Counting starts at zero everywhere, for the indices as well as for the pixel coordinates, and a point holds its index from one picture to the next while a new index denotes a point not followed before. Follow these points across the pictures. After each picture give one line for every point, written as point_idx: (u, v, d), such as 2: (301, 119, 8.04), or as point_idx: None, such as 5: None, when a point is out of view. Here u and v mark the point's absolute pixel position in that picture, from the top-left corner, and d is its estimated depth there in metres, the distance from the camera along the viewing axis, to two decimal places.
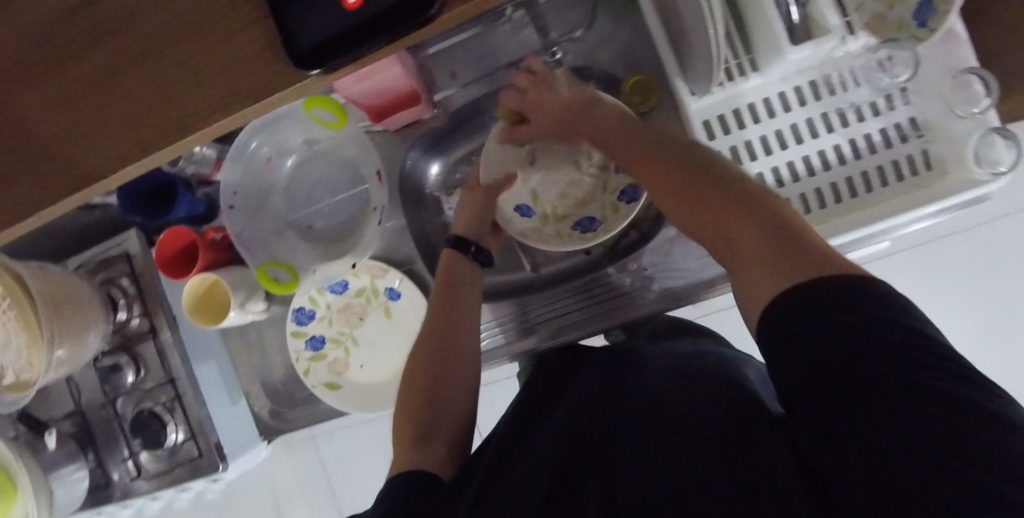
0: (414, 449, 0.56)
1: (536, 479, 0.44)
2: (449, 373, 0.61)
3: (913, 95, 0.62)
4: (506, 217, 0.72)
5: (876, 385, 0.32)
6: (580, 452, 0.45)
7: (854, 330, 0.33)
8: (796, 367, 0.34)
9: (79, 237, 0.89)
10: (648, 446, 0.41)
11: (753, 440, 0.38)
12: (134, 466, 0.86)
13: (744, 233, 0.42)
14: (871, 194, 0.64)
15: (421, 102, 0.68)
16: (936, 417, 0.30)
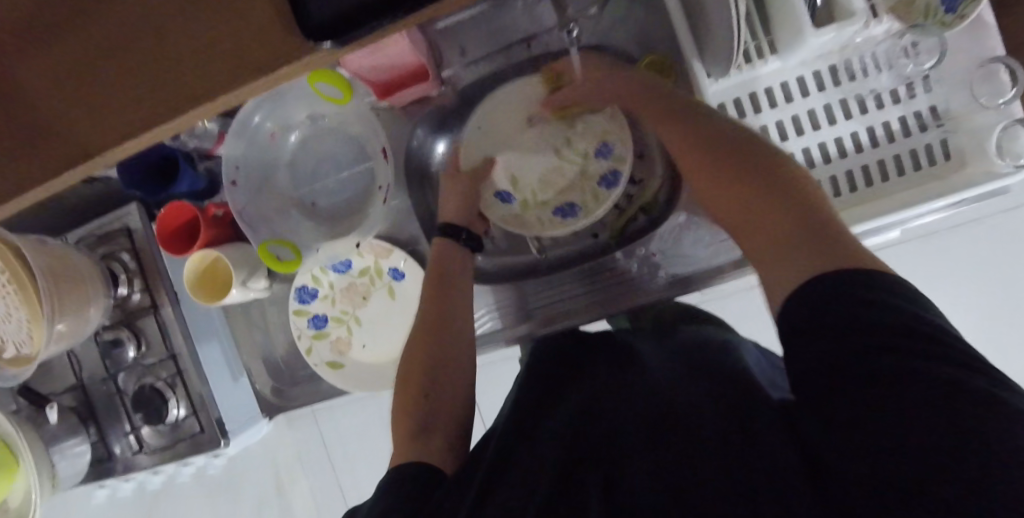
0: (412, 441, 0.53)
1: (536, 478, 0.42)
2: (449, 371, 0.60)
3: (935, 84, 0.61)
4: (487, 203, 0.72)
5: (893, 377, 0.32)
6: (580, 451, 0.43)
7: (867, 322, 0.34)
8: (809, 358, 0.36)
9: (78, 209, 0.88)
10: (653, 443, 0.40)
11: (758, 438, 0.37)
12: (135, 441, 0.86)
13: (773, 213, 0.44)
14: (887, 184, 0.62)
15: (428, 78, 0.66)
16: (948, 408, 0.30)
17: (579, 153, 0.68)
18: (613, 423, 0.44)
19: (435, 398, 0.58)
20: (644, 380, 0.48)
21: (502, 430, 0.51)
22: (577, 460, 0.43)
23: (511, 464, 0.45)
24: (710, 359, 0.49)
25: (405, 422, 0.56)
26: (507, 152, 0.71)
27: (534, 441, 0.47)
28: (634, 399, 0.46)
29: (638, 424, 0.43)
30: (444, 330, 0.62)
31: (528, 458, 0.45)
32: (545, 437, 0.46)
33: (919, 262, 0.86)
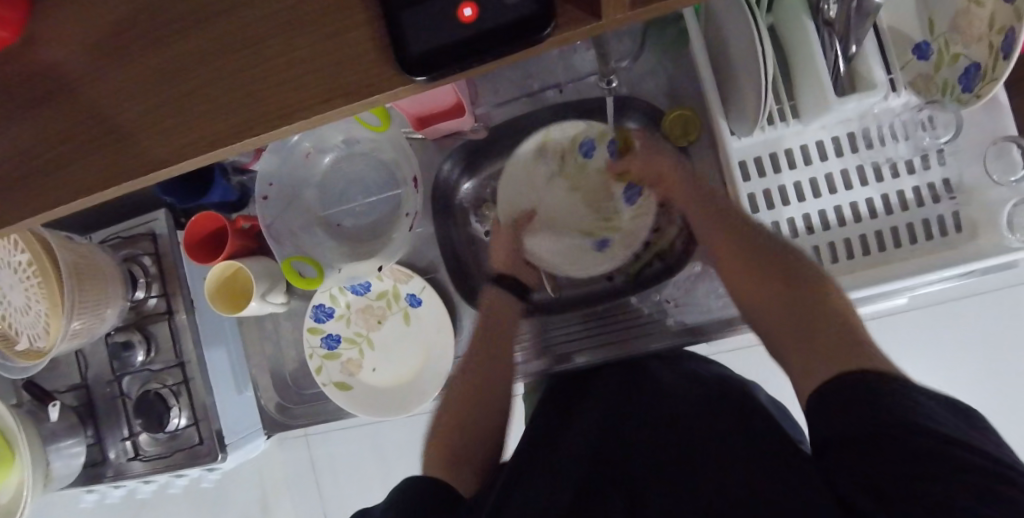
0: (447, 467, 0.60)
1: (558, 493, 0.47)
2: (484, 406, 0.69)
3: (949, 157, 0.63)
4: (598, 262, 0.75)
5: (884, 436, 0.35)
6: (600, 472, 0.49)
7: (863, 414, 0.37)
8: (835, 432, 0.38)
9: (106, 211, 0.90)
10: (670, 472, 0.45)
11: (768, 468, 0.41)
12: (132, 446, 0.85)
13: (827, 341, 0.50)
14: (901, 249, 0.64)
15: (464, 114, 0.69)
16: (925, 470, 0.32)
17: (566, 157, 0.74)
18: (627, 456, 0.49)
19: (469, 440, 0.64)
20: (663, 412, 0.52)
21: (521, 454, 0.55)
22: (579, 491, 0.47)
23: (519, 488, 0.49)
24: (726, 383, 0.54)
25: (443, 452, 0.62)
26: (557, 215, 0.76)
27: (547, 469, 0.50)
28: (648, 434, 0.50)
29: (650, 457, 0.48)
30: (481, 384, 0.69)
31: (541, 483, 0.49)
32: (555, 468, 0.50)
33: (926, 333, 0.87)
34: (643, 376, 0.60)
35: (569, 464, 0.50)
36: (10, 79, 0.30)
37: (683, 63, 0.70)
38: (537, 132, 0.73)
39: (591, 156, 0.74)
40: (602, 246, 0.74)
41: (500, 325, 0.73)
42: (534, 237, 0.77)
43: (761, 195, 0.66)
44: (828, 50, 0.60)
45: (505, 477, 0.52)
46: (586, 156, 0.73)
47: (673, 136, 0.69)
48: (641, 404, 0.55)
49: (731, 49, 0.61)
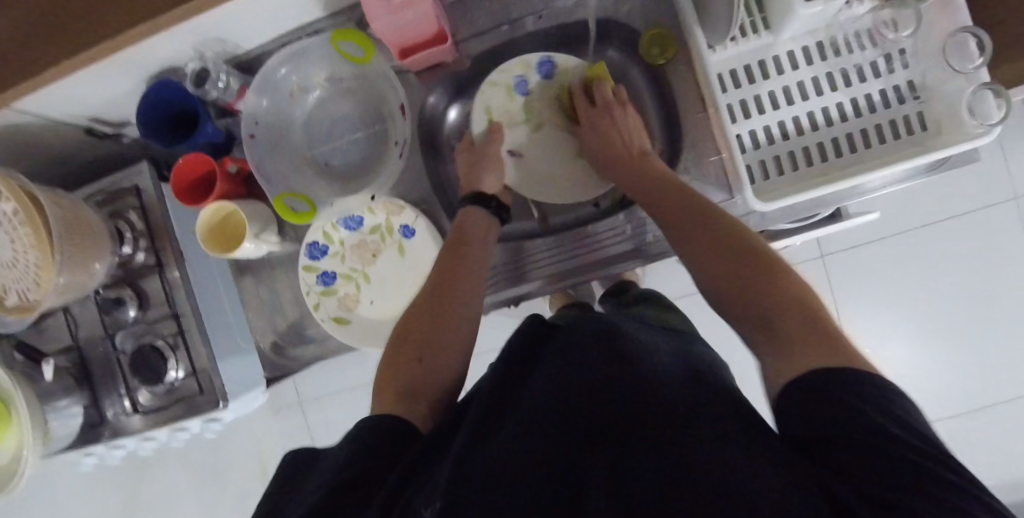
0: (394, 396, 0.55)
1: (530, 474, 0.41)
2: (444, 327, 0.61)
3: (911, 58, 0.65)
4: None
5: (854, 440, 0.35)
6: (571, 447, 0.43)
7: (845, 412, 0.36)
8: (808, 425, 0.38)
9: (88, 169, 0.88)
10: (654, 455, 0.38)
11: (756, 452, 0.38)
12: (130, 404, 0.84)
13: (763, 298, 0.47)
14: (871, 150, 0.66)
15: (447, 44, 0.70)
16: (898, 481, 0.33)
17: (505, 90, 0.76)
18: (602, 429, 0.43)
19: (430, 360, 0.58)
20: (655, 388, 0.45)
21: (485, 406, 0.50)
22: (541, 459, 0.42)
23: (484, 450, 0.44)
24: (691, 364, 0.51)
25: (391, 381, 0.57)
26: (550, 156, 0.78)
27: (518, 421, 0.46)
28: (637, 405, 0.43)
29: (638, 439, 0.40)
30: (443, 300, 0.63)
31: (510, 441, 0.44)
32: (524, 430, 0.45)
33: None
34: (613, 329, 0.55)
35: (540, 424, 0.45)
36: None
37: None
38: (478, 102, 0.76)
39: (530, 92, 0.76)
40: None
41: (451, 245, 0.68)
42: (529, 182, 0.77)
43: (737, 106, 0.68)
44: None
45: (466, 422, 0.49)
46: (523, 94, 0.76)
47: (651, 55, 0.71)
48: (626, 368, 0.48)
49: None
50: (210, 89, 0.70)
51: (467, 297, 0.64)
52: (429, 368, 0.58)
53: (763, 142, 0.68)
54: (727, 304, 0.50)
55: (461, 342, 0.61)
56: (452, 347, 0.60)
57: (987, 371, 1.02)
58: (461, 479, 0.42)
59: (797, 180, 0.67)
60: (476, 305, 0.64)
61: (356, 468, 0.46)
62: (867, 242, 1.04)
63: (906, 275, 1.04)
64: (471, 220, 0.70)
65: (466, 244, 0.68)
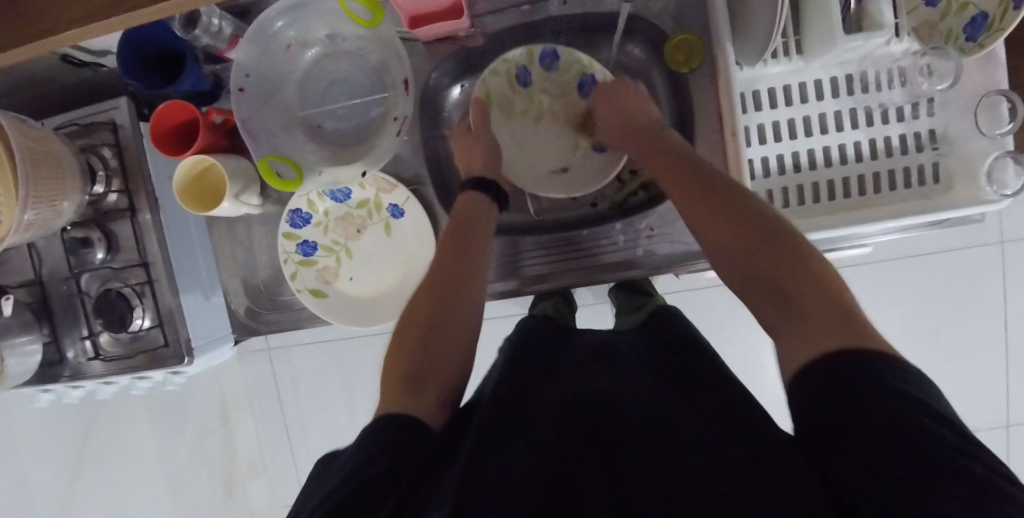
0: (401, 388, 0.51)
1: (527, 470, 0.40)
2: (452, 305, 0.58)
3: (938, 107, 0.62)
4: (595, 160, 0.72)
5: (887, 434, 0.33)
6: (570, 453, 0.41)
7: (870, 399, 0.35)
8: (834, 418, 0.36)
9: (60, 95, 0.82)
10: (656, 454, 0.39)
11: (763, 470, 0.37)
12: (92, 347, 0.81)
13: (790, 285, 0.45)
14: (880, 195, 0.64)
15: (460, 17, 0.65)
16: (892, 495, 0.32)
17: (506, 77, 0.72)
18: (604, 420, 0.43)
19: (434, 349, 0.55)
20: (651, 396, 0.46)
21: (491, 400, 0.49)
22: (544, 446, 0.42)
23: (478, 440, 0.43)
24: (690, 372, 0.50)
25: (399, 367, 0.53)
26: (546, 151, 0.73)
27: (510, 424, 0.45)
28: (636, 406, 0.45)
29: (641, 445, 0.40)
30: (454, 279, 0.59)
31: (508, 440, 0.43)
32: (523, 429, 0.44)
33: None
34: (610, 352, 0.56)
35: (539, 430, 0.43)
36: None
37: None
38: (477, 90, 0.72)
39: (531, 84, 0.72)
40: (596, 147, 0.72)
41: (454, 228, 0.65)
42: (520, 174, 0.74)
43: (754, 130, 0.65)
44: None
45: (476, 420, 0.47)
46: (524, 85, 0.72)
47: (674, 62, 0.68)
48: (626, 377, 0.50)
49: None
50: (199, 34, 0.65)
51: (474, 276, 0.61)
52: (435, 351, 0.54)
53: (774, 170, 0.65)
54: (748, 285, 0.49)
55: (468, 325, 0.57)
56: (456, 330, 0.57)
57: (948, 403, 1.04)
58: (471, 479, 0.39)
59: (802, 215, 0.64)
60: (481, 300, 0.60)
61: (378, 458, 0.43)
62: (854, 266, 1.03)
63: (890, 304, 1.03)
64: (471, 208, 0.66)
65: (471, 225, 0.64)
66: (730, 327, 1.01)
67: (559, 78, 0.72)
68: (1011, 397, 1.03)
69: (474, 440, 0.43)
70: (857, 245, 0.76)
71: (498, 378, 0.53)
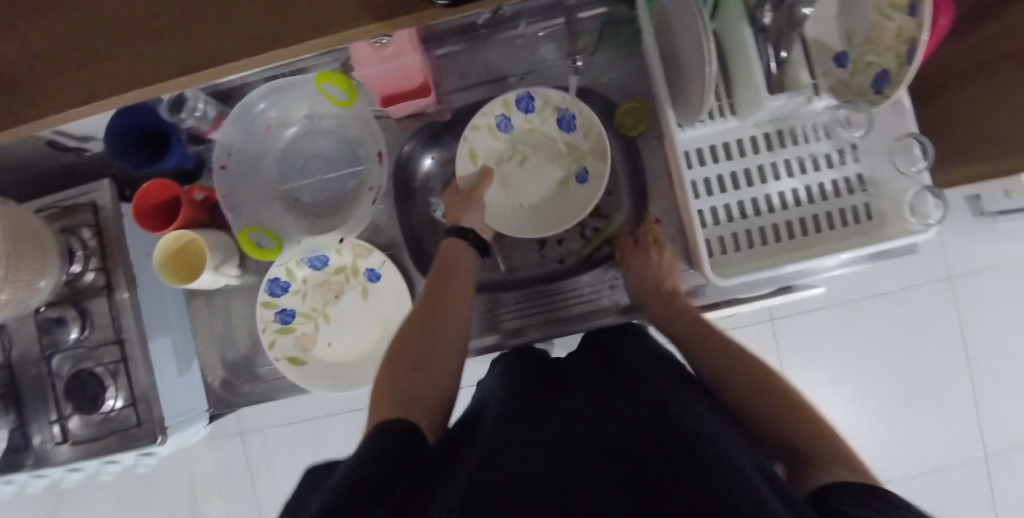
0: (392, 408, 0.55)
1: (528, 471, 0.40)
2: (436, 331, 0.64)
3: (862, 153, 0.69)
4: (577, 193, 0.76)
5: None
6: (568, 456, 0.42)
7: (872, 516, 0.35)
8: None
9: (43, 180, 0.85)
10: (653, 448, 0.42)
11: (732, 476, 0.38)
12: (60, 430, 0.79)
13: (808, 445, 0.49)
14: (821, 235, 0.70)
15: (429, 95, 0.71)
16: None
17: (488, 128, 0.76)
18: (604, 424, 0.46)
19: (421, 369, 0.60)
20: (651, 408, 0.47)
21: (499, 414, 0.50)
22: (546, 443, 0.44)
23: (488, 443, 0.45)
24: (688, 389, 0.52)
25: (387, 392, 0.57)
26: (529, 189, 0.78)
27: (523, 427, 0.46)
28: (638, 420, 0.46)
29: (644, 459, 0.41)
30: (441, 310, 0.66)
31: (516, 440, 0.44)
32: (525, 430, 0.46)
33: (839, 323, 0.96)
34: (620, 360, 0.57)
35: (540, 440, 0.44)
36: None
37: (636, 59, 0.76)
38: (464, 144, 0.75)
39: (514, 129, 0.76)
40: (575, 178, 0.76)
41: (438, 271, 0.70)
42: (502, 215, 0.78)
43: (701, 183, 0.71)
44: (763, 52, 0.64)
45: (478, 437, 0.47)
46: (509, 132, 0.76)
47: (624, 127, 0.75)
48: (623, 385, 0.52)
49: (680, 45, 0.66)
50: (184, 117, 0.70)
51: (462, 306, 0.68)
52: (421, 374, 0.60)
53: (722, 219, 0.71)
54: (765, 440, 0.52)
55: (452, 351, 0.64)
56: (437, 356, 0.62)
57: (926, 441, 1.06)
58: (475, 479, 0.40)
59: (751, 258, 0.70)
60: (464, 323, 0.67)
61: (365, 484, 0.43)
62: (815, 309, 1.08)
63: (856, 344, 1.07)
64: (454, 255, 0.72)
65: (452, 270, 0.70)
66: None
67: (538, 118, 0.76)
68: (983, 429, 1.05)
69: (484, 449, 0.44)
70: (810, 283, 0.81)
71: (505, 391, 0.54)
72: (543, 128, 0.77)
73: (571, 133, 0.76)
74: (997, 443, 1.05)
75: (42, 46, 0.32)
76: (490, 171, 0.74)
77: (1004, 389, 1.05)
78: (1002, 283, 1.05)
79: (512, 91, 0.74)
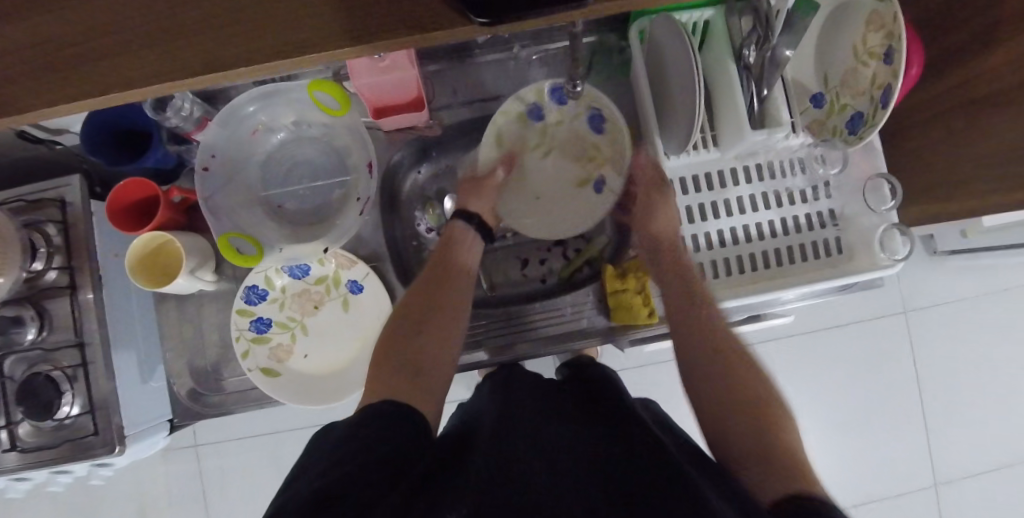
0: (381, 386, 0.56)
1: (527, 492, 0.41)
2: (437, 314, 0.63)
3: (834, 190, 0.73)
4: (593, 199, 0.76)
5: None
6: (563, 472, 0.43)
7: None
8: None
9: (4, 172, 0.81)
10: (650, 477, 0.42)
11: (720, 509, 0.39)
12: (8, 437, 0.75)
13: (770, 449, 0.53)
14: (794, 266, 0.72)
15: (422, 109, 0.71)
16: None
17: (519, 115, 0.75)
18: (595, 444, 0.46)
19: (420, 347, 0.60)
20: (638, 433, 0.48)
21: (494, 422, 0.50)
22: (547, 458, 0.44)
23: (489, 457, 0.45)
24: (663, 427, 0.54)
25: (386, 369, 0.58)
26: (550, 180, 0.77)
27: (522, 437, 0.47)
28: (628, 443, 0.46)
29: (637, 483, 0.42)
30: (442, 290, 0.65)
31: (515, 452, 0.45)
32: (524, 440, 0.46)
33: None
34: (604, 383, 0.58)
35: (537, 456, 0.44)
36: (131, 29, 0.35)
37: (625, 87, 0.78)
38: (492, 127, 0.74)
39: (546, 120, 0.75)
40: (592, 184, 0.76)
41: (444, 250, 0.70)
42: (513, 204, 0.78)
43: (683, 211, 0.73)
44: (746, 89, 0.66)
45: (476, 443, 0.48)
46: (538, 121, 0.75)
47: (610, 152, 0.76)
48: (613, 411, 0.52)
49: (670, 77, 0.68)
50: (169, 116, 0.67)
51: (462, 292, 0.66)
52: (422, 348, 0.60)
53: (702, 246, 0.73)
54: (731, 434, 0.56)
55: (440, 356, 0.60)
56: (437, 339, 0.61)
57: (882, 469, 1.10)
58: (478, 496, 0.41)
59: (726, 285, 0.72)
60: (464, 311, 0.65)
61: (357, 471, 0.42)
62: (782, 337, 1.11)
63: (819, 373, 1.11)
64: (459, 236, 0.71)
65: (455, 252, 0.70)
66: (675, 402, 1.04)
67: (569, 112, 0.76)
68: (935, 459, 1.10)
69: (486, 460, 0.44)
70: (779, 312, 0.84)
71: (498, 399, 0.54)
72: (572, 123, 0.76)
73: (598, 135, 0.76)
74: (947, 473, 1.10)
75: (83, 38, 0.35)
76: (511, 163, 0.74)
77: (954, 419, 1.10)
78: (955, 317, 1.11)
79: (549, 80, 0.74)
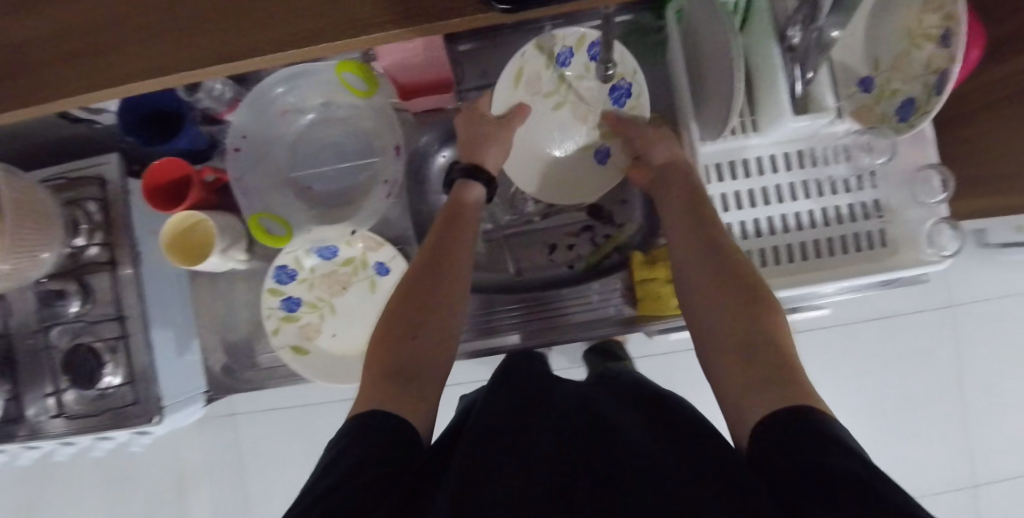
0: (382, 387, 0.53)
1: (517, 480, 0.41)
2: (435, 288, 0.60)
3: (880, 180, 0.70)
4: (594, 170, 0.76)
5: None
6: (559, 467, 0.42)
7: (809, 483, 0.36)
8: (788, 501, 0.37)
9: (48, 150, 0.84)
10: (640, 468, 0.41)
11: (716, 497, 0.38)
12: (55, 403, 0.79)
13: (751, 353, 0.48)
14: (833, 258, 0.69)
15: (450, 91, 0.71)
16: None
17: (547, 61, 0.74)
18: (587, 438, 0.45)
19: (422, 336, 0.57)
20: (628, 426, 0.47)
21: (488, 416, 0.50)
22: (538, 456, 0.44)
23: (467, 467, 0.44)
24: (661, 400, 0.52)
25: (386, 358, 0.55)
26: (557, 136, 0.76)
27: (515, 432, 0.47)
28: (622, 435, 0.45)
29: (630, 473, 0.41)
30: (439, 255, 0.62)
31: (506, 450, 0.45)
32: (514, 435, 0.47)
33: None
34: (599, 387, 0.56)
35: (527, 447, 0.45)
36: None
37: (661, 68, 0.75)
38: (515, 60, 0.73)
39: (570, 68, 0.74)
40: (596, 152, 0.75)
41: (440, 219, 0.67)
42: (520, 150, 0.77)
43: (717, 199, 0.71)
44: (789, 73, 0.63)
45: (465, 436, 0.48)
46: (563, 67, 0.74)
47: None
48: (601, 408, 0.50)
49: (707, 59, 0.65)
50: (200, 96, 0.72)
51: (467, 260, 0.63)
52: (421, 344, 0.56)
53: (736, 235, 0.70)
54: (710, 343, 0.52)
55: (439, 350, 0.57)
56: (436, 334, 0.58)
57: (917, 466, 1.07)
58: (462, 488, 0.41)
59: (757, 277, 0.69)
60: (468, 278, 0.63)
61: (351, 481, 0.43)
62: (816, 329, 1.08)
63: (854, 366, 1.08)
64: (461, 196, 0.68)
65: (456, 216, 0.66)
66: (702, 391, 1.03)
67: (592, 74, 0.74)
68: (974, 458, 1.07)
69: (476, 452, 0.45)
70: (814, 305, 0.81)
71: (489, 396, 0.55)
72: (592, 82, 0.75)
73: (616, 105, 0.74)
74: (987, 472, 1.06)
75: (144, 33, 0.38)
76: (525, 106, 0.72)
77: (998, 418, 1.06)
78: (1004, 312, 1.06)
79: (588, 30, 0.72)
